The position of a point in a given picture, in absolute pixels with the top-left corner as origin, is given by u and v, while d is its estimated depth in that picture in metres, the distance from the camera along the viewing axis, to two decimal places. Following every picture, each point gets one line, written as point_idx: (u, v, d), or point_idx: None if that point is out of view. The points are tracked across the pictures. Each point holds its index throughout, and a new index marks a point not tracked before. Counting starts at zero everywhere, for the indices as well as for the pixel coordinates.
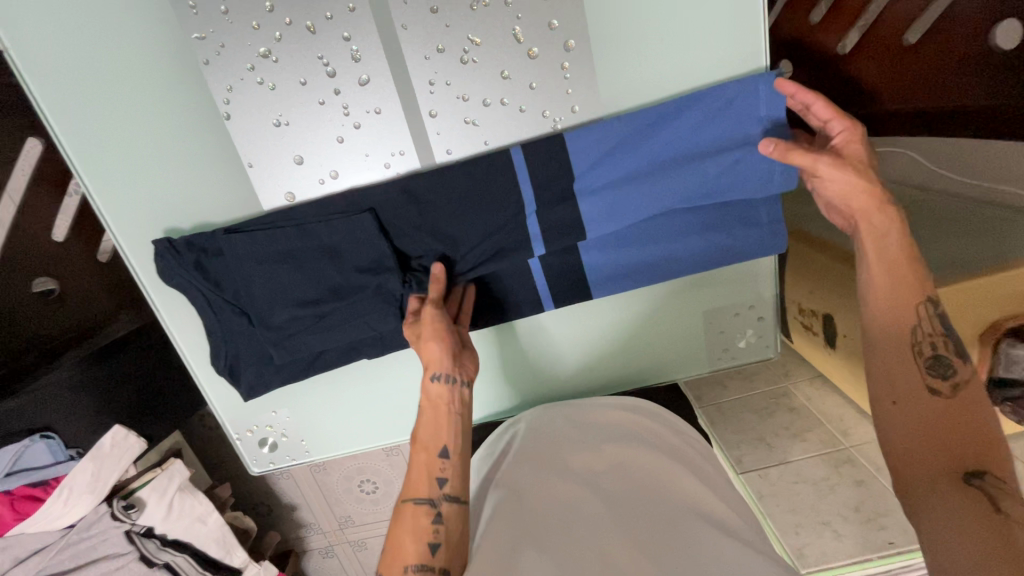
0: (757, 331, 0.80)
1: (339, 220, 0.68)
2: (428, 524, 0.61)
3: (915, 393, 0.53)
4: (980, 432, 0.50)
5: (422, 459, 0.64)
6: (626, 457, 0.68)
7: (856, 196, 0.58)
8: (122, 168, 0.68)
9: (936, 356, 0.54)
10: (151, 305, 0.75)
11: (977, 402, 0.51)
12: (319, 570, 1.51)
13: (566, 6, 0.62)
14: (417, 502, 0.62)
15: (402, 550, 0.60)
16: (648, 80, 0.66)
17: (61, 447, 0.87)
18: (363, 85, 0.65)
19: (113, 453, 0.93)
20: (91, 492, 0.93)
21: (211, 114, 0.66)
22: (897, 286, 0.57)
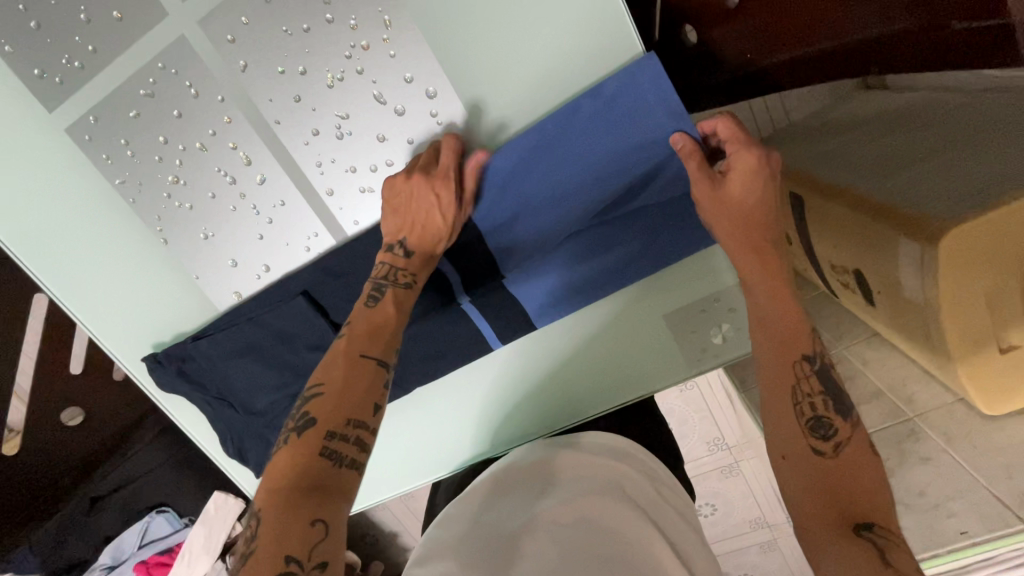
0: (733, 325, 0.72)
1: (278, 307, 0.72)
2: (324, 457, 0.51)
3: (802, 453, 0.55)
4: (863, 488, 0.51)
5: (343, 374, 0.57)
6: (593, 500, 0.63)
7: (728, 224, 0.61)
8: (103, 303, 0.77)
9: (817, 417, 0.55)
10: (165, 410, 0.85)
11: (860, 460, 0.53)
12: None
13: (414, 57, 0.61)
14: (320, 419, 0.54)
15: (282, 462, 0.51)
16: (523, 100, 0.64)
17: (176, 517, 1.22)
18: (262, 183, 0.69)
19: (218, 516, 1.18)
20: (206, 551, 1.17)
21: (155, 241, 0.73)
22: (774, 350, 0.59)
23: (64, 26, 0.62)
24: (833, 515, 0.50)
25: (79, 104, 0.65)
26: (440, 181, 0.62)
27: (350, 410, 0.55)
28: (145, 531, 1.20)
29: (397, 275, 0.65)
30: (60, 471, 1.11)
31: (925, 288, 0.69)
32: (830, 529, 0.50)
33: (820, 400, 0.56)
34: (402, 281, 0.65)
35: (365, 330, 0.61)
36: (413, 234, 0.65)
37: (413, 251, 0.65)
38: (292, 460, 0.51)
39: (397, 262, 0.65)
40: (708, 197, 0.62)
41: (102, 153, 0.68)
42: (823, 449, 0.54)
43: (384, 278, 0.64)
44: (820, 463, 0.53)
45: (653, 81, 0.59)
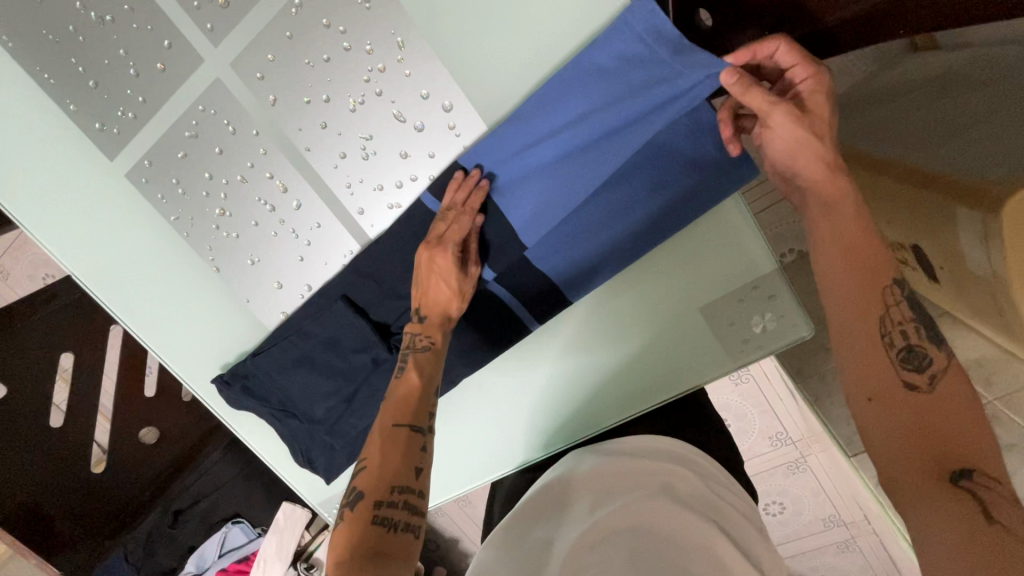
0: (775, 312, 0.68)
1: (323, 315, 0.76)
2: (378, 526, 0.52)
3: (892, 391, 0.48)
4: (964, 431, 0.45)
5: (381, 450, 0.57)
6: (644, 501, 0.63)
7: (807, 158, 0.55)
8: (171, 331, 0.84)
9: (909, 347, 0.49)
10: (235, 430, 0.91)
11: (961, 395, 0.46)
12: None
13: (428, 74, 0.62)
14: (368, 492, 0.54)
15: (341, 537, 0.52)
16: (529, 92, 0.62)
17: (249, 527, 1.30)
18: (298, 208, 0.73)
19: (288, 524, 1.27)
20: (279, 557, 1.26)
21: (209, 270, 0.79)
22: (858, 288, 0.51)
23: (116, 82, 0.68)
24: (926, 465, 0.45)
25: (134, 150, 0.72)
26: (437, 250, 0.66)
27: (392, 479, 0.55)
28: (223, 541, 1.28)
29: (417, 341, 0.66)
30: (140, 487, 1.24)
31: (990, 258, 0.66)
32: (925, 476, 0.45)
33: (914, 330, 0.49)
34: (422, 345, 0.66)
35: (410, 369, 0.64)
36: (428, 301, 0.67)
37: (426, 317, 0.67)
38: (342, 548, 0.50)
39: (414, 330, 0.67)
40: (788, 124, 0.54)
41: (157, 192, 0.74)
42: (916, 382, 0.48)
43: (406, 349, 0.66)
44: (913, 403, 0.47)
45: (645, 25, 0.55)
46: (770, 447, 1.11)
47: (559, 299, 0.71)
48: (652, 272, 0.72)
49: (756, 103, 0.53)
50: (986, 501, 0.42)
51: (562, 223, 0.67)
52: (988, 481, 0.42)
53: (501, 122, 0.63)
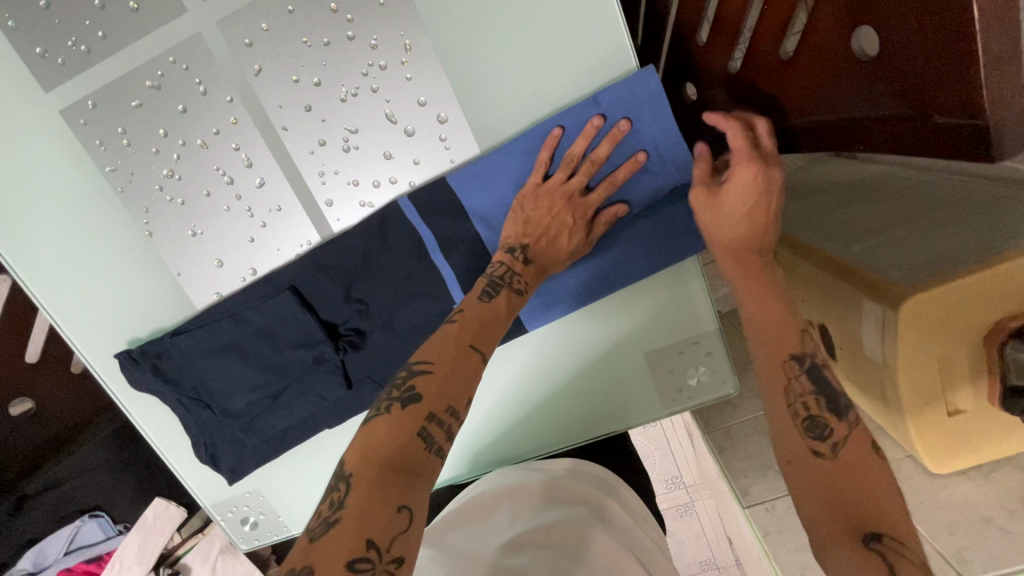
0: (709, 367, 0.75)
1: (265, 304, 0.71)
2: (417, 440, 0.46)
3: (798, 459, 0.50)
4: (872, 492, 0.46)
5: (448, 363, 0.51)
6: (556, 523, 0.64)
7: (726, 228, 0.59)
8: (75, 295, 0.74)
9: (811, 415, 0.51)
10: (128, 416, 0.81)
11: (863, 458, 0.48)
12: None
13: (429, 82, 0.62)
14: (423, 397, 0.48)
15: (382, 432, 0.46)
16: (527, 124, 0.64)
17: (109, 523, 1.13)
18: (260, 186, 0.68)
19: (156, 524, 1.15)
20: (139, 561, 1.13)
21: (138, 234, 0.71)
22: (761, 336, 0.55)
23: (77, 11, 0.62)
24: (841, 521, 0.46)
25: (81, 88, 0.64)
26: (583, 204, 0.62)
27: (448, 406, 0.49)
28: (73, 537, 1.10)
29: (512, 279, 0.61)
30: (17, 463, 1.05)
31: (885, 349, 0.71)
32: (839, 533, 0.46)
33: (814, 399, 0.51)
34: (516, 286, 0.60)
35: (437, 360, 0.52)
36: (538, 245, 0.62)
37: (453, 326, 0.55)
38: (376, 444, 0.45)
39: (514, 267, 0.61)
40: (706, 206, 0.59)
41: (97, 138, 0.66)
42: (821, 449, 0.49)
43: (500, 278, 0.60)
44: (819, 466, 0.48)
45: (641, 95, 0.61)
46: (662, 492, 1.27)
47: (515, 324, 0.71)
48: (607, 310, 0.74)
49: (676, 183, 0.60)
50: (894, 562, 0.42)
51: None
52: (896, 543, 0.43)
53: (494, 148, 0.64)
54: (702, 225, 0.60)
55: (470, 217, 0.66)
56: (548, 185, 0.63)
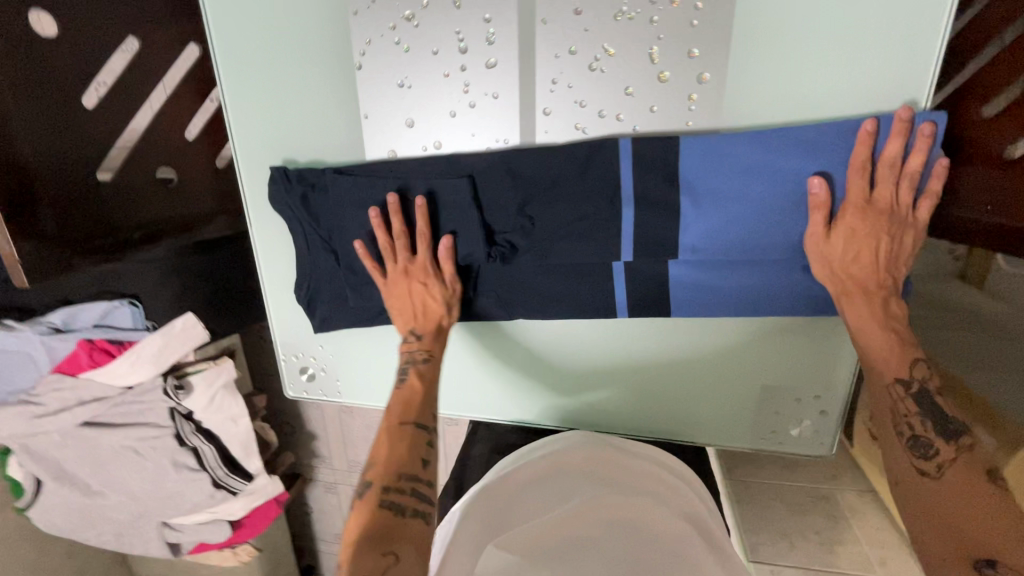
0: (815, 424, 0.74)
1: (437, 181, 0.70)
2: (396, 470, 0.60)
3: (905, 476, 0.52)
4: (978, 517, 0.45)
5: (403, 394, 0.68)
6: (623, 499, 0.66)
7: (864, 266, 0.57)
8: (260, 94, 0.74)
9: (916, 437, 0.53)
10: (250, 227, 0.82)
11: (969, 484, 0.48)
12: (319, 498, 1.96)
13: (711, 38, 0.59)
14: (389, 409, 0.66)
15: (382, 448, 0.63)
16: (783, 120, 0.60)
17: (140, 315, 0.88)
18: (489, 67, 0.66)
19: (182, 335, 0.93)
20: (151, 362, 0.92)
21: (346, 60, 0.69)
22: (875, 357, 0.57)
23: None
24: (947, 540, 0.46)
25: None
26: (831, 221, 0.58)
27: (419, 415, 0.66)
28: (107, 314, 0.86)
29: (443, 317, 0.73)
30: None
31: None
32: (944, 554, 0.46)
33: (919, 423, 0.53)
34: (440, 325, 0.72)
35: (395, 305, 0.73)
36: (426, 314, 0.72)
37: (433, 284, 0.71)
38: (381, 458, 0.61)
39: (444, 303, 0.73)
40: (860, 233, 0.57)
41: None
42: (927, 468, 0.51)
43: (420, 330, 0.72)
44: (929, 487, 0.50)
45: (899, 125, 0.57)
46: None
47: (661, 305, 0.70)
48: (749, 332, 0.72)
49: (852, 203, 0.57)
50: None
51: (718, 240, 0.64)
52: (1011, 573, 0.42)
53: (736, 130, 0.61)
54: (846, 252, 0.58)
55: (678, 186, 0.64)
56: (871, 203, 0.56)
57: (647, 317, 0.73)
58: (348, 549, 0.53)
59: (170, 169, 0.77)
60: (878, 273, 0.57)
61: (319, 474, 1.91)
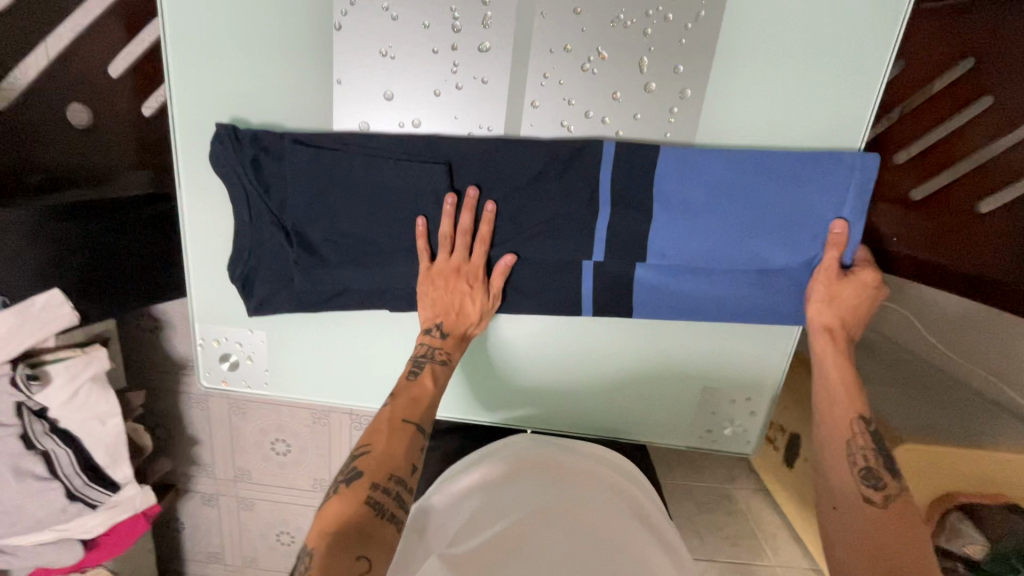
0: (744, 425, 0.81)
1: (413, 161, 0.66)
2: (385, 463, 0.57)
3: (852, 500, 0.61)
4: (912, 548, 0.54)
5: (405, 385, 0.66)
6: (576, 511, 0.66)
7: (825, 309, 0.67)
8: (211, 39, 0.65)
9: (868, 467, 0.63)
10: (178, 189, 0.71)
11: (909, 515, 0.58)
12: (192, 514, 1.72)
13: (695, 58, 0.63)
14: (395, 396, 0.64)
15: (373, 438, 0.59)
16: (748, 143, 0.67)
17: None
18: (481, 51, 0.64)
19: (39, 317, 0.66)
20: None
21: (323, 18, 0.64)
22: (842, 395, 0.66)
23: None
24: (873, 560, 0.55)
25: None
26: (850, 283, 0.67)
27: (422, 417, 0.63)
28: None
29: (433, 354, 0.68)
30: None
31: None
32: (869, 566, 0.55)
33: (871, 456, 0.63)
34: (440, 358, 0.68)
35: (431, 290, 0.68)
36: (449, 321, 0.69)
37: (481, 285, 0.70)
38: (377, 449, 0.58)
39: (433, 343, 0.68)
40: (840, 286, 0.66)
41: None
42: (874, 498, 0.61)
43: (421, 358, 0.67)
44: (869, 513, 0.59)
45: (860, 186, 0.65)
46: None
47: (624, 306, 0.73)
48: (696, 336, 0.78)
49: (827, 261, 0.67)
50: None
51: (684, 247, 0.69)
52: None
53: (708, 146, 0.66)
54: (824, 295, 0.67)
55: (653, 193, 0.67)
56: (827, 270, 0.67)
57: (607, 317, 0.76)
58: (322, 537, 0.51)
59: (81, 107, 0.65)
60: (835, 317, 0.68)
61: (197, 483, 1.69)
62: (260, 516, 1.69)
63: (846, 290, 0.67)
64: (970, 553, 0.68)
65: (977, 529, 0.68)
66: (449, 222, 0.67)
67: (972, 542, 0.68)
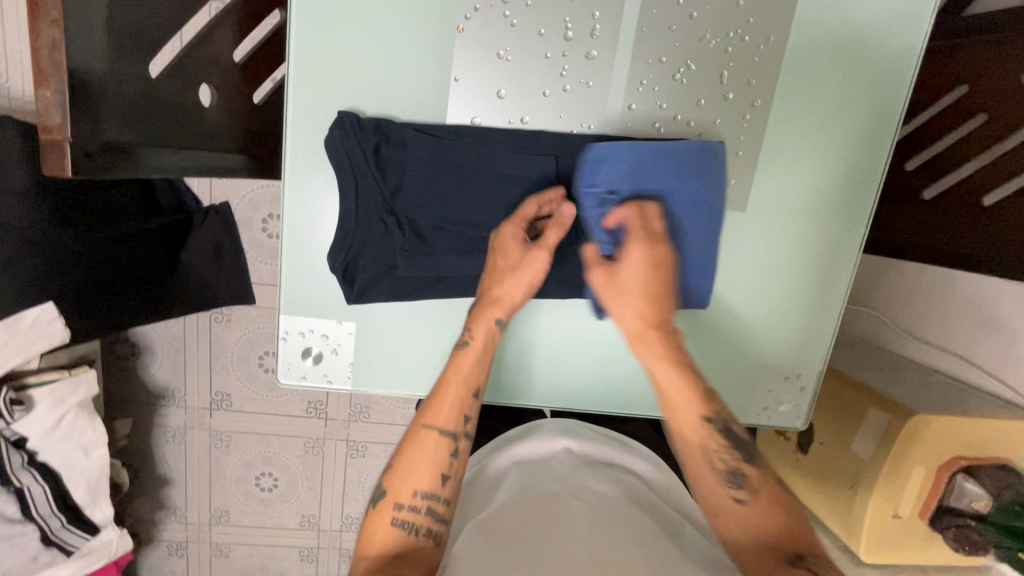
0: (794, 401, 0.90)
1: (524, 153, 0.72)
2: (410, 481, 0.64)
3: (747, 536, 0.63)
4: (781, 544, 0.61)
5: (445, 377, 0.70)
6: (606, 501, 0.70)
7: (626, 310, 0.71)
8: (336, 31, 0.68)
9: (801, 550, 0.60)
10: (283, 174, 0.71)
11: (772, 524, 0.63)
12: (153, 566, 1.54)
13: (767, 74, 0.75)
14: (421, 413, 0.68)
15: (405, 455, 0.66)
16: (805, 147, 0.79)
17: None
18: (588, 59, 0.72)
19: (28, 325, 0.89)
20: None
21: (449, 20, 0.69)
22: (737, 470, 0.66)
23: None
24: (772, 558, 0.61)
25: None
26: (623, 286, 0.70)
27: (446, 422, 0.67)
28: None
29: (470, 326, 0.72)
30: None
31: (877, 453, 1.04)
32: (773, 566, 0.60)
33: (745, 481, 0.65)
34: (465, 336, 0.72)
35: (484, 281, 0.73)
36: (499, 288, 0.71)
37: (513, 304, 0.72)
38: (398, 474, 0.65)
39: (475, 314, 0.72)
40: (629, 274, 0.70)
41: None
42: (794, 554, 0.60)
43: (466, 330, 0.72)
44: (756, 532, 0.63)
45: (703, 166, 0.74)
46: None
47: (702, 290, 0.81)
48: (755, 320, 0.86)
49: (634, 268, 0.69)
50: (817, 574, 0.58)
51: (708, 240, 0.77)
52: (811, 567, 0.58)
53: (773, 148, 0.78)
54: (612, 309, 0.72)
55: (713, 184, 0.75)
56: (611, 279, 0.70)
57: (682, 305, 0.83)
58: (362, 562, 0.62)
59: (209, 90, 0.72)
60: (638, 318, 0.70)
61: (163, 531, 1.52)
62: (236, 562, 1.55)
63: (620, 279, 0.70)
64: (979, 507, 1.00)
65: (978, 485, 0.99)
66: (512, 236, 0.71)
67: (978, 498, 1.00)
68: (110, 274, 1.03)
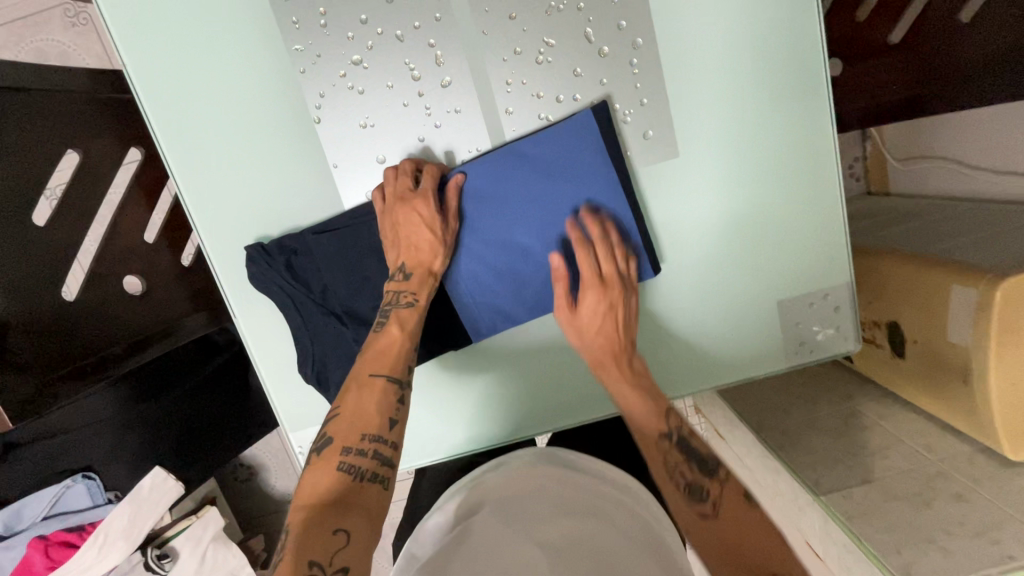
0: (834, 324, 0.79)
1: None
2: (352, 441, 0.59)
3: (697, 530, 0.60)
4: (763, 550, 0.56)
5: (376, 344, 0.66)
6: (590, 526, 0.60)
7: (599, 335, 0.71)
8: (215, 176, 0.72)
9: (690, 485, 0.61)
10: (234, 316, 0.76)
11: (742, 530, 0.58)
12: None
13: (634, 8, 0.67)
14: (362, 365, 0.65)
15: (343, 414, 0.61)
16: (714, 59, 0.69)
17: (100, 488, 0.94)
18: (445, 87, 0.69)
19: (151, 496, 0.97)
20: (125, 536, 1.00)
21: (304, 118, 0.70)
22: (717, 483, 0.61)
23: None
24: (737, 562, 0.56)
25: None
26: (604, 312, 0.70)
27: (390, 369, 0.64)
28: (56, 500, 0.94)
29: (400, 296, 0.69)
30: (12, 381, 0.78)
31: (975, 335, 0.87)
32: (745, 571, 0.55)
33: (687, 471, 0.62)
34: (407, 300, 0.68)
35: (389, 233, 0.69)
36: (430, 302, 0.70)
37: (633, 348, 0.72)
38: (345, 414, 0.61)
39: (399, 287, 0.69)
40: (592, 314, 0.70)
41: (292, 15, 0.66)
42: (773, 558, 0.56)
43: (389, 302, 0.69)
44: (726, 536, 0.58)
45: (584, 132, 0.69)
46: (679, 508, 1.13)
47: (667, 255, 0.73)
48: (747, 258, 0.76)
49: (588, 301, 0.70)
50: None
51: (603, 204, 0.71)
52: None
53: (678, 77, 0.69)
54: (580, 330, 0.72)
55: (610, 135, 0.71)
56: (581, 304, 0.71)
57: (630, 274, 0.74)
58: (302, 511, 0.55)
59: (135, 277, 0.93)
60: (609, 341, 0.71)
61: None
62: None
63: (592, 320, 0.71)
64: None
65: None
66: (595, 303, 0.70)
67: None
68: (213, 418, 1.03)
